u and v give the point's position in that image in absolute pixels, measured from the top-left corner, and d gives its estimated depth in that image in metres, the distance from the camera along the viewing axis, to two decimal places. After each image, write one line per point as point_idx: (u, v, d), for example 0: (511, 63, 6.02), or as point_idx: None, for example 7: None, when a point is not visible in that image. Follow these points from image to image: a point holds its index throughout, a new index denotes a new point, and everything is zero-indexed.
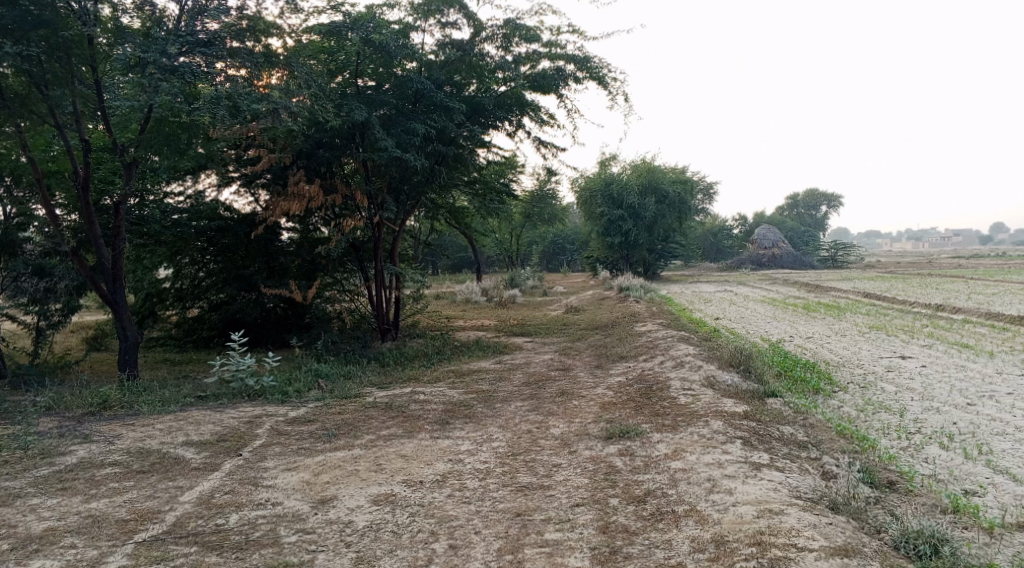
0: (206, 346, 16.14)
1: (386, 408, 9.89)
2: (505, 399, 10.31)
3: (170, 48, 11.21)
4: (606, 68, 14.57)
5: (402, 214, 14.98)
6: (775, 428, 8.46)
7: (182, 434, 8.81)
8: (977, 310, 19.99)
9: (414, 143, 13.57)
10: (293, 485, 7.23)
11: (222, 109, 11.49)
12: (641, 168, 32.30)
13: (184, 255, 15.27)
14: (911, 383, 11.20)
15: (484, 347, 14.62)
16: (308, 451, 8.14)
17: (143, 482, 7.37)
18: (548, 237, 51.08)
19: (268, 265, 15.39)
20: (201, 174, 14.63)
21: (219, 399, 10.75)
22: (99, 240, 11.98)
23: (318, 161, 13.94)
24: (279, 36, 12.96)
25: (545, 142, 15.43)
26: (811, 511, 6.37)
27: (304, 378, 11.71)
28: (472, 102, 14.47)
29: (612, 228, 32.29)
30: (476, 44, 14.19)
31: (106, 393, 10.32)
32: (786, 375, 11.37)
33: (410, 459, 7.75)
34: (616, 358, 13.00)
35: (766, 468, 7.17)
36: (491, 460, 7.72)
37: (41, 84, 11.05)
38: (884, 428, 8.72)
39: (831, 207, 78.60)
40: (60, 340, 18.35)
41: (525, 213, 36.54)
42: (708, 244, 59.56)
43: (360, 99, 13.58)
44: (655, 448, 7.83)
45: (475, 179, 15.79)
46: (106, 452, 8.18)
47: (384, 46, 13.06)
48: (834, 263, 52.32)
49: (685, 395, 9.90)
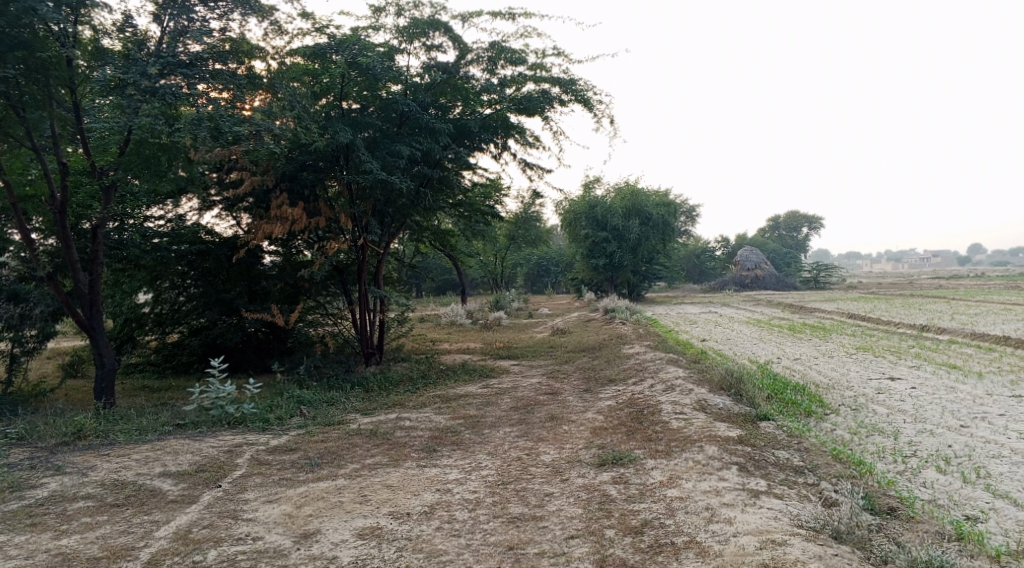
0: (186, 371, 15.82)
1: (371, 435, 9.62)
2: (494, 425, 10.07)
3: (151, 69, 11.04)
4: (592, 90, 14.53)
5: (387, 236, 14.78)
6: (771, 453, 8.28)
7: (159, 465, 8.49)
8: (963, 330, 20.01)
9: (399, 165, 13.40)
10: (275, 518, 6.94)
11: (203, 131, 11.30)
12: (625, 191, 32.43)
13: (164, 279, 14.90)
14: (902, 404, 11.09)
15: (471, 371, 14.37)
16: (290, 481, 7.85)
17: (117, 517, 7.05)
18: (532, 259, 51.00)
19: (250, 288, 15.11)
20: (182, 197, 14.39)
21: (198, 427, 10.43)
22: (76, 265, 11.66)
23: (302, 183, 13.75)
24: (262, 58, 12.81)
25: (530, 164, 15.34)
26: (814, 541, 6.19)
27: (286, 405, 11.40)
28: (458, 124, 14.34)
29: (597, 250, 32.36)
30: (461, 66, 14.16)
31: (80, 422, 9.99)
32: (777, 397, 11.22)
33: (397, 490, 7.48)
34: (604, 381, 12.80)
35: (764, 496, 7.01)
36: (481, 489, 7.47)
37: (18, 107, 10.79)
38: (880, 452, 8.56)
39: (812, 228, 79.16)
40: (35, 366, 17.90)
41: (509, 235, 36.43)
42: (692, 265, 59.71)
43: (344, 121, 13.45)
44: (650, 475, 7.62)
45: (460, 201, 15.64)
46: (78, 485, 7.84)
47: (369, 67, 12.94)
48: (816, 284, 52.56)
49: (677, 419, 9.71)
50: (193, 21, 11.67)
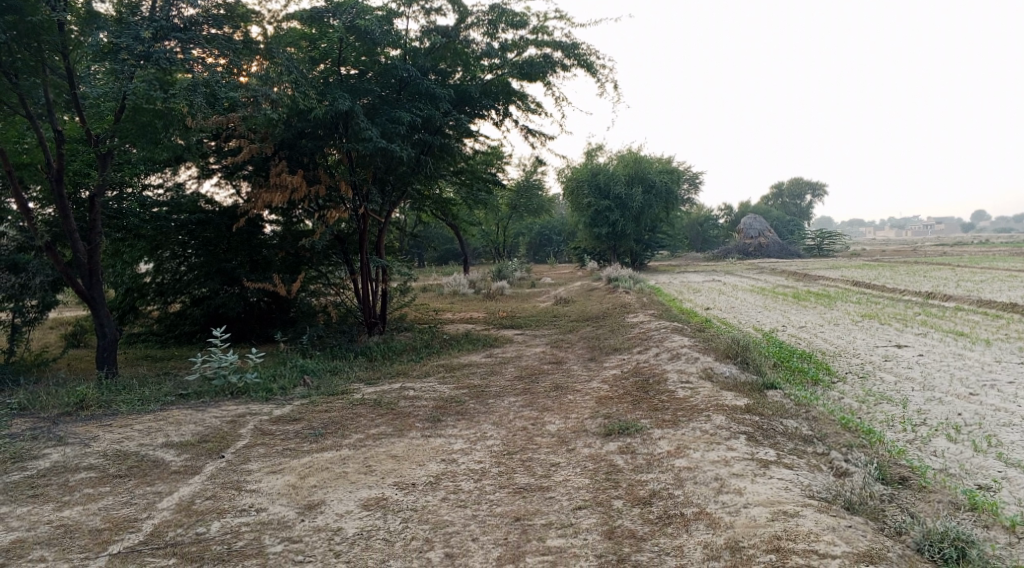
0: (188, 341, 15.74)
1: (375, 405, 9.55)
2: (498, 394, 9.99)
3: (144, 33, 10.78)
4: (595, 54, 14.21)
5: (388, 205, 14.58)
6: (779, 422, 8.18)
7: (162, 435, 8.41)
8: (968, 297, 19.87)
9: (399, 132, 13.17)
10: (279, 489, 6.87)
11: (199, 97, 11.07)
12: (627, 159, 32.27)
13: (165, 249, 14.74)
14: (909, 372, 10.98)
15: (474, 341, 14.27)
16: (294, 452, 7.79)
17: (119, 488, 6.99)
18: (535, 228, 50.77)
19: (251, 258, 14.96)
20: (181, 165, 14.20)
21: (201, 397, 10.37)
22: (75, 234, 11.51)
23: (301, 151, 13.55)
24: (258, 22, 12.51)
25: (533, 131, 15.09)
26: (826, 512, 6.11)
27: (289, 374, 11.32)
28: (459, 90, 14.06)
29: (600, 219, 32.11)
30: (461, 31, 13.80)
31: (83, 393, 9.92)
32: (783, 366, 11.12)
33: (401, 460, 7.41)
34: (609, 350, 12.70)
35: (773, 466, 6.92)
36: (486, 460, 7.40)
37: (11, 73, 10.59)
38: (889, 420, 8.46)
39: (816, 196, 78.67)
40: (37, 336, 17.84)
41: (512, 204, 36.17)
42: (695, 233, 59.44)
43: (343, 87, 13.17)
44: (657, 445, 7.54)
45: (462, 168, 15.41)
46: (81, 456, 7.77)
47: (367, 31, 12.64)
48: (820, 251, 52.25)
49: (683, 388, 9.62)
50: None
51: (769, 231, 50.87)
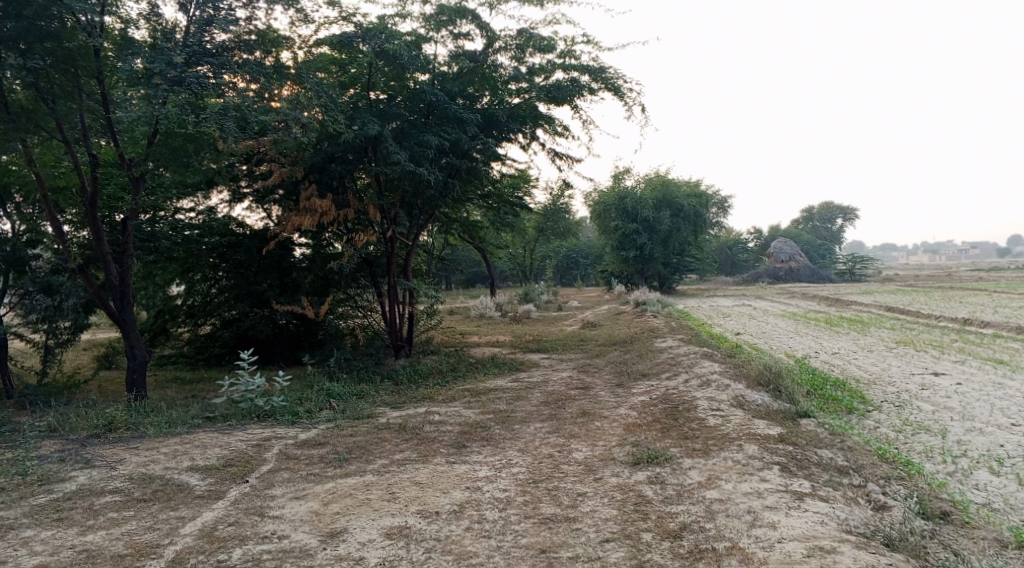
0: (218, 363, 15.81)
1: (400, 429, 9.46)
2: (524, 420, 9.85)
3: (177, 58, 10.95)
4: (622, 78, 14.18)
5: (416, 228, 14.59)
6: (813, 452, 7.94)
7: (187, 459, 8.40)
8: (1008, 324, 19.32)
9: (427, 156, 13.20)
10: (302, 515, 6.80)
11: (230, 120, 11.16)
12: (655, 181, 32.11)
13: (196, 271, 14.93)
14: (948, 401, 10.64)
15: (501, 365, 14.15)
16: (318, 477, 7.71)
17: (143, 512, 6.97)
18: (562, 252, 50.65)
19: (281, 280, 15.10)
20: (213, 189, 14.37)
21: (228, 420, 10.38)
22: (107, 256, 11.65)
23: (330, 175, 13.65)
24: (289, 48, 12.69)
25: (560, 154, 15.05)
26: (865, 549, 5.91)
27: (316, 398, 11.30)
28: (486, 114, 14.06)
29: (627, 242, 31.89)
30: (489, 55, 13.90)
31: (111, 415, 9.98)
32: (817, 394, 10.85)
33: (425, 487, 7.30)
34: (637, 376, 12.49)
35: (809, 498, 6.72)
36: (511, 488, 7.26)
37: (48, 99, 10.80)
38: (928, 452, 8.18)
39: (847, 219, 77.59)
40: (70, 358, 18.08)
41: (539, 227, 36.15)
42: (724, 257, 58.90)
43: (372, 112, 13.28)
44: (687, 476, 7.35)
45: (489, 192, 15.40)
46: (107, 479, 7.78)
47: (396, 56, 12.74)
48: (852, 276, 51.41)
49: (714, 416, 9.40)
50: (218, 10, 11.57)
51: (799, 255, 50.20)
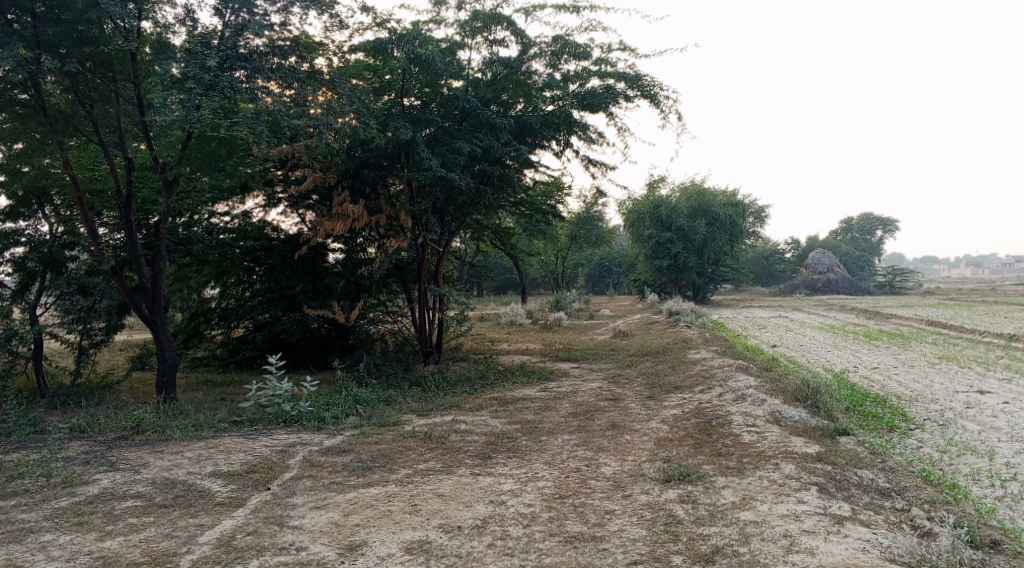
0: (249, 366, 15.78)
1: (425, 438, 9.29)
2: (552, 432, 9.63)
3: (210, 62, 10.98)
4: (659, 85, 13.93)
5: (447, 234, 14.48)
6: (853, 472, 7.59)
7: (210, 464, 8.33)
8: None
9: (459, 163, 13.04)
10: (321, 526, 6.65)
11: (261, 124, 11.16)
12: (690, 191, 31.79)
13: (230, 275, 14.93)
14: (996, 421, 10.16)
15: (530, 374, 13.91)
16: (340, 486, 7.57)
17: (163, 519, 6.90)
18: (594, 260, 50.28)
19: (314, 285, 15.03)
20: (249, 193, 14.43)
21: (254, 424, 10.31)
22: (140, 259, 11.70)
23: (363, 181, 13.61)
24: (324, 55, 12.67)
25: (594, 161, 14.84)
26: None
27: (342, 403, 11.18)
28: (520, 121, 13.92)
29: (661, 251, 31.58)
30: (524, 61, 13.67)
31: (139, 417, 9.99)
32: (856, 410, 10.46)
33: (448, 500, 7.11)
34: (669, 389, 12.18)
35: (849, 522, 6.42)
36: (536, 503, 7.04)
37: (87, 104, 10.90)
38: (975, 474, 7.78)
39: (887, 230, 75.89)
40: (105, 358, 18.30)
41: (571, 234, 35.90)
42: (760, 267, 58.00)
43: (405, 118, 13.17)
44: (720, 495, 7.06)
45: (522, 199, 15.20)
46: (129, 483, 7.73)
47: (430, 62, 12.63)
48: (892, 288, 50.25)
49: (749, 432, 9.08)
50: (253, 14, 11.45)
51: (837, 267, 49.19)
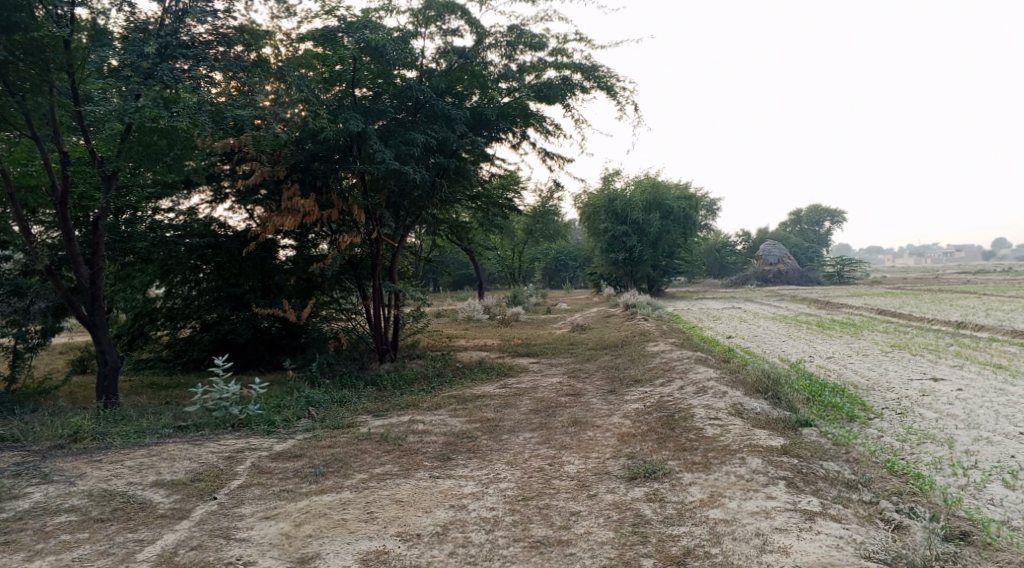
0: (197, 368, 15.26)
1: (381, 440, 8.93)
2: (513, 430, 9.36)
3: (148, 49, 10.42)
4: (615, 76, 13.73)
5: (402, 230, 14.03)
6: (819, 465, 7.49)
7: (152, 473, 7.85)
8: (1001, 327, 18.98)
9: (413, 155, 12.65)
10: (271, 538, 6.28)
11: (205, 115, 10.60)
12: (645, 184, 31.55)
13: (175, 274, 14.26)
14: (951, 408, 10.21)
15: (488, 370, 13.63)
16: (291, 494, 7.18)
17: (99, 535, 6.44)
18: (550, 254, 50.17)
19: (263, 283, 14.43)
20: (194, 188, 13.83)
21: (200, 429, 9.80)
22: (77, 257, 11.05)
23: (313, 175, 13.14)
24: (271, 43, 12.15)
25: (550, 154, 14.59)
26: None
27: (294, 405, 10.76)
28: (475, 112, 13.57)
29: (616, 245, 31.50)
30: (479, 52, 13.36)
31: (77, 424, 9.43)
32: (816, 401, 10.42)
33: (407, 506, 6.78)
34: (629, 382, 12.03)
35: (820, 518, 6.30)
36: (499, 506, 6.77)
37: (16, 93, 10.23)
38: (937, 463, 7.73)
39: (835, 221, 77.52)
40: (44, 362, 17.47)
41: (528, 229, 35.67)
42: (713, 260, 58.66)
43: (356, 109, 12.70)
44: (688, 492, 6.89)
45: (478, 193, 14.89)
46: (63, 497, 7.23)
47: (381, 51, 12.21)
48: (840, 278, 51.24)
49: (712, 425, 8.95)
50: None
51: (788, 258, 49.97)
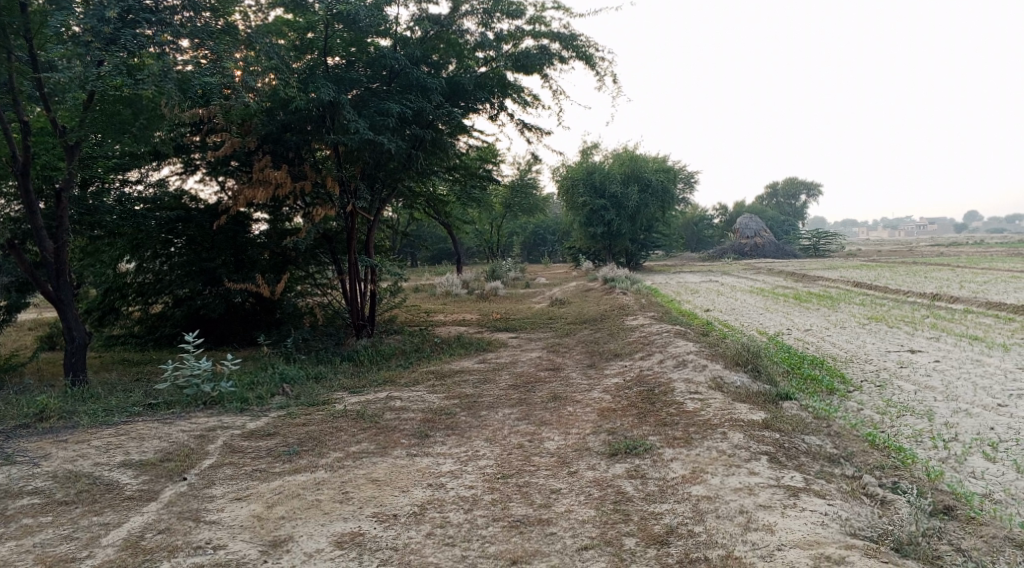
0: (169, 344, 14.75)
1: (358, 418, 8.73)
2: (492, 406, 9.21)
3: (109, 13, 9.94)
4: (594, 46, 13.44)
5: (377, 203, 13.69)
6: (800, 439, 7.42)
7: (120, 453, 7.60)
8: (976, 299, 19.11)
9: (388, 125, 12.32)
10: (242, 520, 6.08)
11: (170, 83, 10.19)
12: (623, 156, 31.58)
13: (146, 248, 13.80)
14: (929, 380, 10.20)
15: (467, 345, 13.44)
16: (263, 474, 6.98)
17: (63, 518, 6.21)
18: (529, 228, 49.92)
19: (236, 258, 14.07)
20: (163, 159, 13.39)
21: (171, 407, 9.53)
22: (39, 231, 10.63)
23: (286, 146, 12.78)
24: (240, 9, 11.70)
25: (528, 125, 14.31)
26: (875, 557, 5.47)
27: (268, 382, 10.53)
28: (452, 82, 13.23)
29: (595, 218, 31.32)
30: (455, 19, 12.99)
31: (43, 402, 9.13)
32: (795, 374, 10.37)
33: (383, 485, 6.61)
34: (609, 356, 11.92)
35: (804, 494, 6.23)
36: (478, 485, 6.62)
37: None
38: (917, 435, 7.69)
39: (810, 195, 78.03)
40: (11, 339, 17.01)
41: (506, 202, 35.38)
42: (690, 233, 58.87)
43: (329, 78, 12.29)
44: (669, 469, 6.78)
45: (455, 165, 14.59)
46: (26, 478, 6.97)
47: (353, 17, 11.79)
48: (816, 251, 51.57)
49: (693, 400, 8.87)
50: None
51: (765, 231, 50.14)
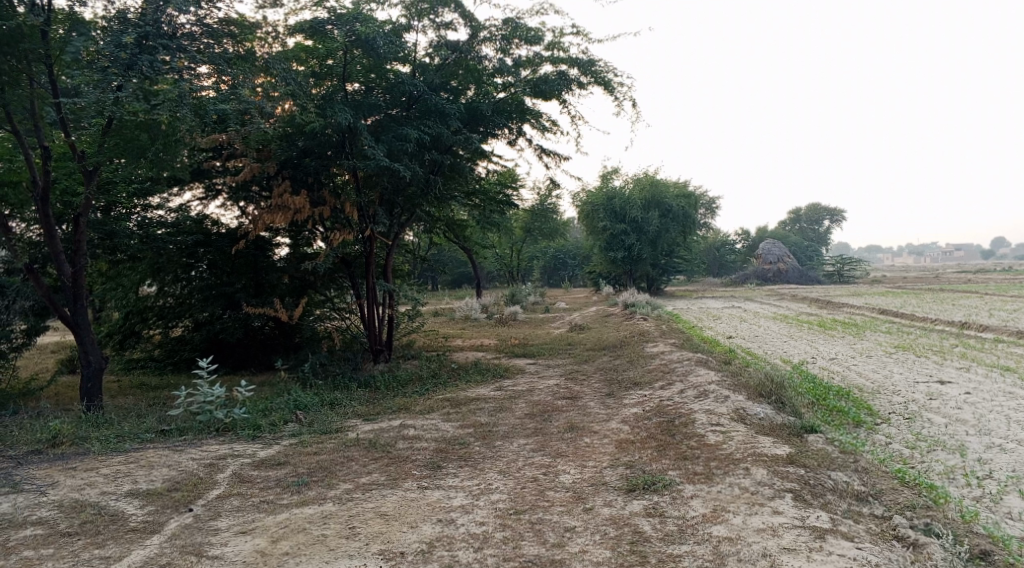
0: (188, 369, 14.73)
1: (369, 447, 8.55)
2: (507, 436, 8.98)
3: (127, 39, 10.01)
4: (613, 71, 13.34)
5: (395, 227, 13.59)
6: (826, 475, 7.12)
7: (128, 482, 7.48)
8: (1007, 328, 18.58)
9: (406, 151, 12.26)
10: (244, 556, 5.93)
11: (185, 108, 10.18)
12: (643, 182, 31.02)
13: (167, 272, 13.83)
14: (960, 413, 9.82)
15: (484, 372, 13.24)
16: (270, 506, 6.81)
17: (64, 551, 6.09)
18: (549, 252, 49.75)
19: (256, 282, 14.08)
20: (184, 184, 13.43)
21: (184, 434, 9.41)
22: (57, 255, 10.63)
23: (305, 171, 12.74)
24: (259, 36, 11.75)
25: (547, 150, 14.20)
26: None
27: (281, 409, 10.39)
28: (471, 107, 13.16)
29: (615, 243, 31.09)
30: (473, 45, 12.95)
31: (56, 428, 9.05)
32: (821, 405, 10.03)
33: (391, 520, 6.41)
34: (628, 385, 11.63)
35: (831, 536, 5.95)
36: (489, 521, 6.40)
37: None
38: (949, 472, 7.35)
39: (834, 221, 77.22)
40: (32, 362, 17.07)
41: (526, 226, 35.28)
42: (712, 258, 58.39)
43: (347, 104, 12.27)
44: (689, 507, 6.52)
45: (473, 190, 14.48)
46: (31, 507, 6.87)
47: (372, 44, 11.79)
48: (841, 277, 50.83)
49: (714, 432, 8.59)
50: None
51: (788, 257, 49.55)
